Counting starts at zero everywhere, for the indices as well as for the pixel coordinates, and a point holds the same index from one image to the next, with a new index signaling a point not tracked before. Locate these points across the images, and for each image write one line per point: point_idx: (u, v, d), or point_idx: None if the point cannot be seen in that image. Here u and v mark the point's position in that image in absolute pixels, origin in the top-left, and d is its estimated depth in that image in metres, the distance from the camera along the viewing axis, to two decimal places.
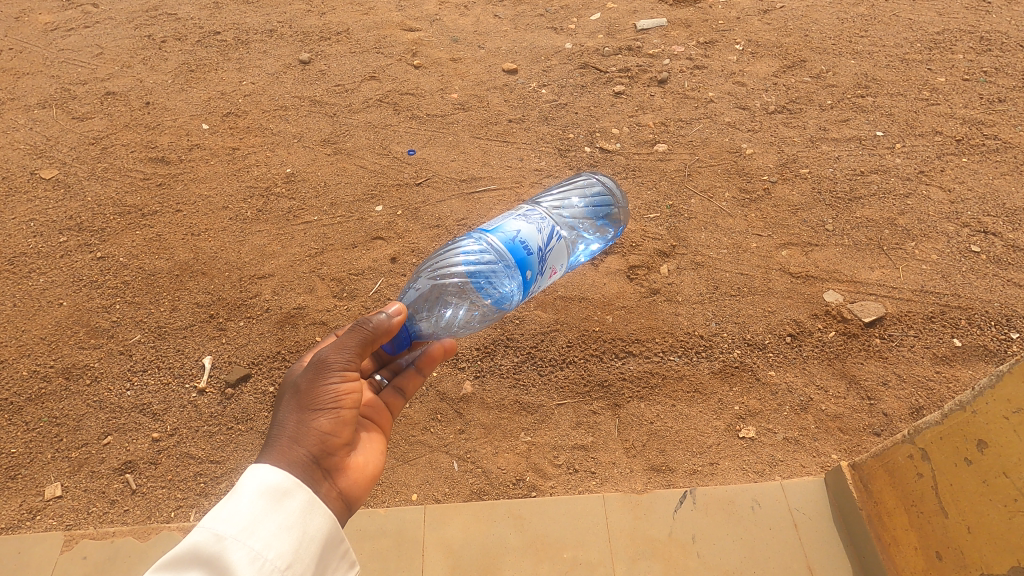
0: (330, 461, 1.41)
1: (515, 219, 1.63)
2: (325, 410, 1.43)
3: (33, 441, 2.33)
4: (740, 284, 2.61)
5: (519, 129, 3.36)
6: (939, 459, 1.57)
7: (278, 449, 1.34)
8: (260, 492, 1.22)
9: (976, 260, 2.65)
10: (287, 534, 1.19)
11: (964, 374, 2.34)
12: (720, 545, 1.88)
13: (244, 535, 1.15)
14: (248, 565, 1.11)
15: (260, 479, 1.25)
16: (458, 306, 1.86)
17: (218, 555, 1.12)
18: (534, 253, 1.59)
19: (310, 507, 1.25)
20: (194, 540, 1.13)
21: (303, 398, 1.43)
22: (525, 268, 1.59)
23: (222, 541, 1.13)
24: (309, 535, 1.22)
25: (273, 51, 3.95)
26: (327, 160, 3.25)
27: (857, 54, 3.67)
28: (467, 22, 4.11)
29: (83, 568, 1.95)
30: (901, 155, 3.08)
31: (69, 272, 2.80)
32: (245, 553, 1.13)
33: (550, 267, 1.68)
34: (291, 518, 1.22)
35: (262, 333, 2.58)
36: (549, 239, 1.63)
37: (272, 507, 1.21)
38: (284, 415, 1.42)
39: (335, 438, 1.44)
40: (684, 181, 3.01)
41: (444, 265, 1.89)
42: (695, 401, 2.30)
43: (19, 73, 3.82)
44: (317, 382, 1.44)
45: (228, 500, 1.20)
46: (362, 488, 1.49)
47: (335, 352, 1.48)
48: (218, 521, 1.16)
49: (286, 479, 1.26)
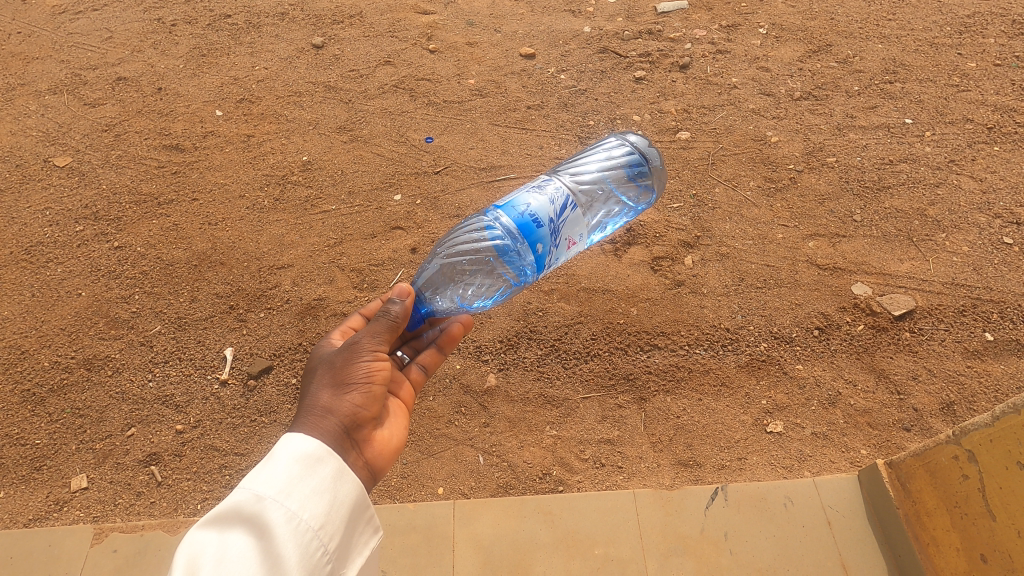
0: (358, 433, 1.40)
1: (526, 193, 1.54)
2: (355, 386, 1.43)
3: (57, 432, 2.32)
4: (766, 276, 2.57)
5: (538, 116, 3.30)
6: (987, 461, 1.55)
7: (310, 420, 1.33)
8: (295, 457, 1.21)
9: (1009, 252, 2.61)
10: (320, 497, 1.18)
11: (996, 369, 2.31)
12: (753, 542, 1.88)
13: (281, 496, 1.14)
14: (285, 526, 1.10)
15: (296, 445, 1.23)
16: (477, 284, 1.74)
17: (258, 514, 1.11)
18: (545, 227, 1.50)
19: (340, 474, 1.23)
20: (234, 500, 1.12)
21: (335, 374, 1.43)
22: (535, 242, 1.50)
23: (260, 502, 1.12)
24: (341, 499, 1.20)
25: (285, 35, 3.88)
26: (343, 147, 3.20)
27: (885, 39, 3.58)
28: (483, 5, 4.02)
29: (113, 562, 1.95)
30: (931, 144, 3.02)
31: (87, 262, 2.78)
32: (282, 514, 1.12)
33: (566, 239, 1.58)
34: (324, 482, 1.20)
35: (283, 325, 2.56)
36: (561, 209, 1.52)
37: (307, 472, 1.20)
38: (315, 389, 1.42)
39: (364, 412, 1.42)
40: (707, 170, 2.96)
41: (458, 241, 1.79)
42: (721, 395, 2.28)
43: (29, 58, 3.76)
44: (348, 360, 1.45)
45: (266, 464, 1.19)
46: (387, 460, 1.47)
47: (366, 334, 1.48)
48: (258, 482, 1.15)
49: (317, 446, 1.24)
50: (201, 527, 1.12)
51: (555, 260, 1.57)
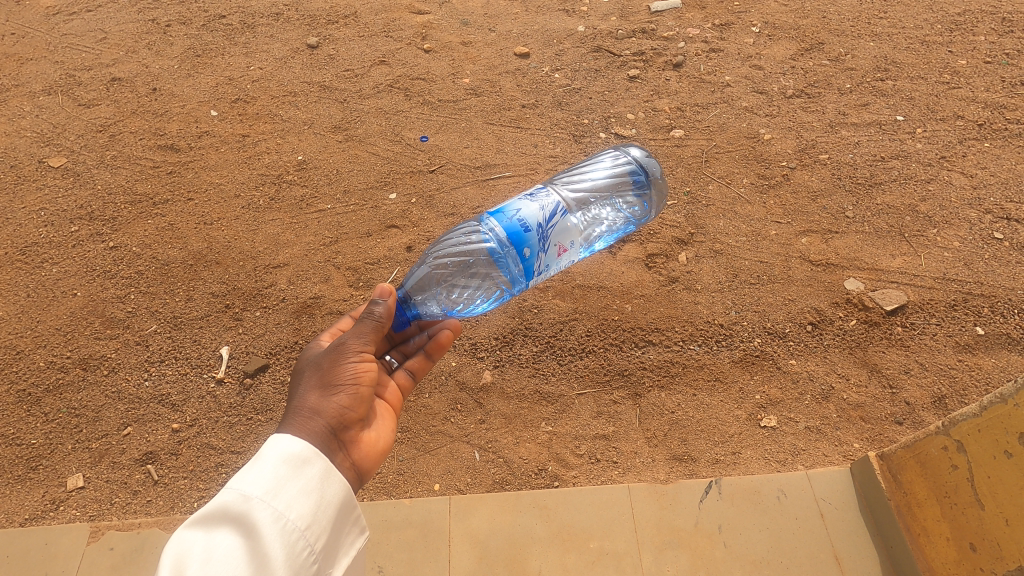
0: (345, 434, 1.41)
1: (518, 200, 1.55)
2: (343, 387, 1.44)
3: (53, 432, 2.32)
4: (760, 272, 2.59)
5: (533, 115, 3.32)
6: (976, 451, 1.58)
7: (297, 420, 1.33)
8: (281, 458, 1.21)
9: (999, 247, 2.64)
10: (307, 497, 1.19)
11: (987, 362, 2.33)
12: (747, 535, 1.89)
13: (269, 497, 1.15)
14: (272, 527, 1.11)
15: (283, 446, 1.24)
16: (470, 287, 1.76)
17: (246, 514, 1.12)
18: (532, 232, 1.50)
19: (327, 474, 1.24)
20: (222, 500, 1.12)
21: (323, 376, 1.44)
22: (522, 246, 1.50)
23: (248, 502, 1.13)
24: (327, 499, 1.21)
25: (280, 35, 3.89)
26: (338, 147, 3.21)
27: (876, 37, 3.60)
28: (478, 5, 4.03)
29: (109, 560, 1.96)
30: (923, 140, 3.05)
31: (83, 262, 2.78)
32: (270, 514, 1.13)
33: (556, 246, 1.58)
34: (311, 483, 1.21)
35: (279, 323, 2.56)
36: (552, 216, 1.53)
37: (294, 472, 1.20)
38: (303, 391, 1.42)
39: (351, 413, 1.43)
40: (701, 167, 2.98)
41: (453, 243, 1.81)
42: (716, 390, 2.29)
43: (23, 59, 3.76)
44: (335, 362, 1.46)
45: (253, 465, 1.20)
46: (374, 461, 1.48)
47: (353, 336, 1.49)
48: (245, 483, 1.16)
49: (304, 447, 1.25)
50: (188, 527, 1.12)
51: (543, 266, 1.57)
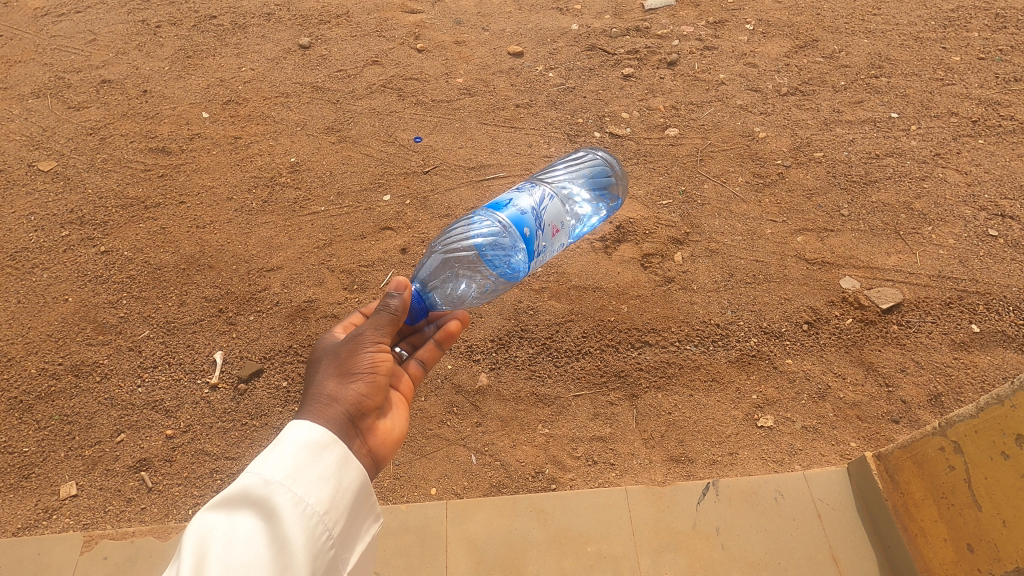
0: (363, 421, 1.40)
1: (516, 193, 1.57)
2: (360, 375, 1.42)
3: (45, 440, 2.30)
4: (755, 271, 2.58)
5: (527, 114, 3.30)
6: (973, 452, 1.58)
7: (316, 407, 1.32)
8: (300, 443, 1.19)
9: (994, 244, 2.64)
10: (326, 483, 1.17)
11: (982, 360, 2.34)
12: (744, 536, 1.89)
13: (289, 481, 1.13)
14: (292, 512, 1.10)
15: (302, 431, 1.22)
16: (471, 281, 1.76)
17: (266, 498, 1.10)
18: (535, 220, 1.51)
19: (345, 460, 1.22)
20: (243, 483, 1.11)
21: (341, 364, 1.43)
22: (522, 227, 1.50)
23: (268, 486, 1.12)
24: (344, 486, 1.19)
25: (271, 36, 3.86)
26: (331, 148, 3.18)
27: (870, 33, 3.60)
28: (470, 4, 4.00)
29: (104, 568, 1.94)
30: (917, 137, 3.04)
31: (73, 267, 2.75)
32: (290, 499, 1.11)
33: (555, 234, 1.59)
34: (329, 469, 1.19)
35: (273, 327, 2.54)
36: (545, 200, 1.55)
37: (312, 457, 1.18)
38: (321, 378, 1.41)
39: (369, 400, 1.41)
40: (695, 166, 2.97)
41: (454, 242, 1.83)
42: (712, 390, 2.29)
43: (12, 61, 3.72)
44: (353, 351, 1.44)
45: (272, 449, 1.18)
46: (390, 449, 1.45)
47: (370, 327, 1.48)
48: (265, 467, 1.14)
49: (323, 433, 1.23)
50: (208, 510, 1.11)
51: (546, 253, 1.58)
